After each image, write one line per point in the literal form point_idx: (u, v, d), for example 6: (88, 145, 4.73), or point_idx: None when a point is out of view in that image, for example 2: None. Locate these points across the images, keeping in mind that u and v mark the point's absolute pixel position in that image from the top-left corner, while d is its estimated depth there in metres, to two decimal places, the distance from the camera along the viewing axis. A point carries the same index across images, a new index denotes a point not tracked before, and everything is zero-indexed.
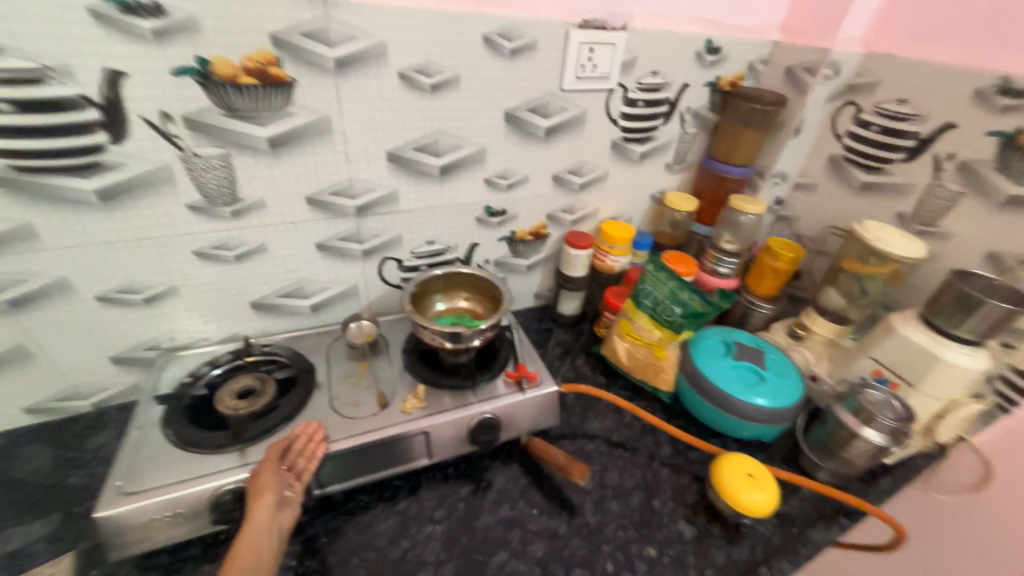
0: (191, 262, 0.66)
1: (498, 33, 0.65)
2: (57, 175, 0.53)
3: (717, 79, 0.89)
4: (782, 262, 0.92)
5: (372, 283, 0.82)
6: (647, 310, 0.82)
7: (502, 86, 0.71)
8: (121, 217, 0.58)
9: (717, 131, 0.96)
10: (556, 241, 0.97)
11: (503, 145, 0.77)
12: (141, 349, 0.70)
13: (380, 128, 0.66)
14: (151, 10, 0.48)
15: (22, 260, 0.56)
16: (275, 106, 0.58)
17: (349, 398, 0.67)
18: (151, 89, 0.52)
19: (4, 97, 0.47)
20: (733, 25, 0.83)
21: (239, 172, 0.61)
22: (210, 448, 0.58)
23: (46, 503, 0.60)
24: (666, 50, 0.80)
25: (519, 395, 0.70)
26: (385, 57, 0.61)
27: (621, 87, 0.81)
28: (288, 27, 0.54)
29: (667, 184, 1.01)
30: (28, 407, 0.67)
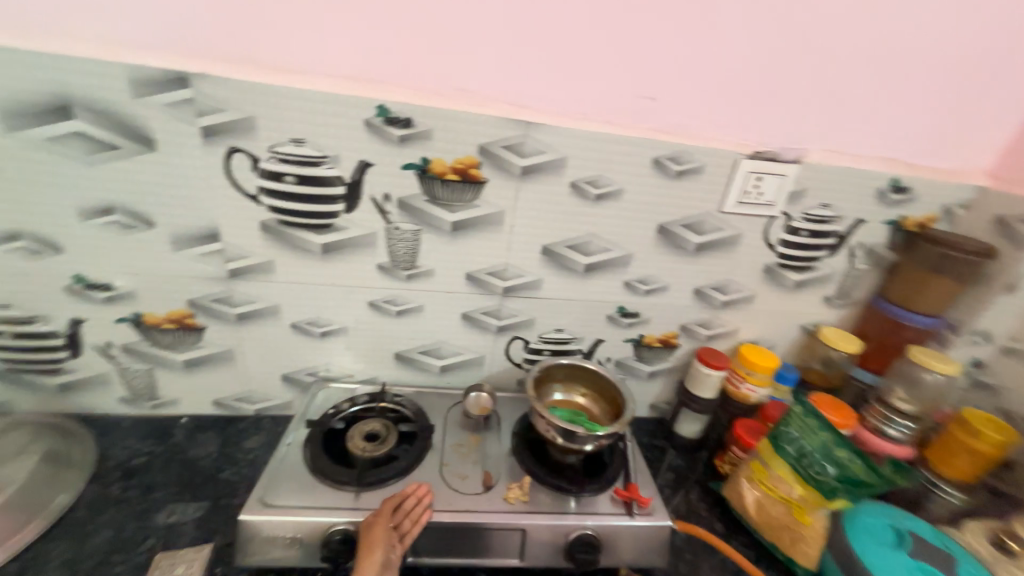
0: (364, 310, 0.77)
1: (668, 156, 0.70)
2: (302, 230, 0.68)
3: (902, 217, 0.81)
4: (981, 443, 0.73)
5: (498, 358, 0.86)
6: (789, 459, 0.70)
7: (661, 201, 0.74)
8: (330, 266, 0.72)
9: (895, 272, 0.86)
10: (686, 354, 0.92)
11: (651, 253, 0.79)
12: (304, 372, 0.82)
13: (542, 225, 0.73)
14: (404, 123, 0.63)
15: (257, 287, 0.72)
16: (465, 199, 0.69)
17: (457, 469, 0.69)
18: (383, 177, 0.66)
19: (293, 173, 0.64)
20: (929, 167, 0.77)
21: (422, 245, 0.72)
22: (335, 483, 0.63)
23: (203, 488, 0.71)
24: (843, 184, 0.76)
25: (626, 518, 0.64)
26: (562, 169, 0.69)
27: (785, 215, 0.79)
28: (494, 140, 0.65)
29: (824, 318, 0.91)
30: (215, 399, 0.82)
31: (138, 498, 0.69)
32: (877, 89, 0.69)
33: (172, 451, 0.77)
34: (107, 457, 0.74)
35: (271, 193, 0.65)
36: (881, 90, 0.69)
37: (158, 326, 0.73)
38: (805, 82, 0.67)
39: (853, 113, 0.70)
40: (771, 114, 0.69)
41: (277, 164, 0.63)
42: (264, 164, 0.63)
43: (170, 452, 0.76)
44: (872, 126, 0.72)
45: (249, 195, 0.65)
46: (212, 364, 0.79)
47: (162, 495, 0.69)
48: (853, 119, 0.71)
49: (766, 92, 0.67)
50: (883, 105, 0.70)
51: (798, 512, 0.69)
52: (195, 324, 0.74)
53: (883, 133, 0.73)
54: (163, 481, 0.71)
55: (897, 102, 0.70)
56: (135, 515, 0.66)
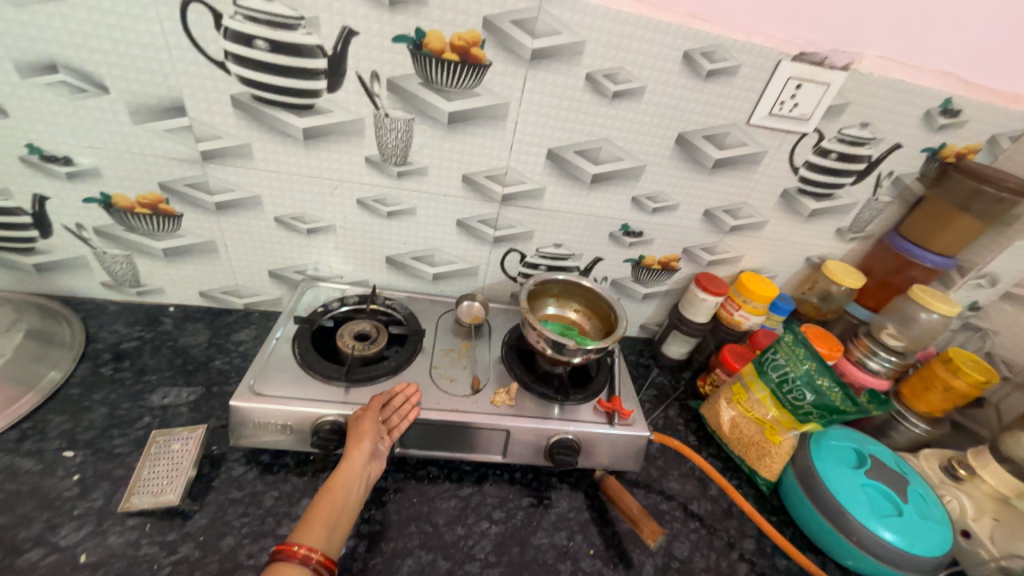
0: (352, 208, 0.72)
1: (702, 50, 0.60)
2: (279, 110, 0.61)
3: (942, 145, 0.73)
4: (960, 381, 0.74)
5: (492, 269, 0.83)
6: (770, 384, 0.72)
7: (685, 106, 0.66)
8: (313, 156, 0.66)
9: (918, 207, 0.81)
10: (684, 278, 0.90)
11: (665, 167, 0.73)
12: (292, 270, 0.80)
13: (550, 125, 0.66)
14: None
15: (234, 174, 0.66)
16: (464, 85, 0.61)
17: (446, 372, 0.70)
18: (371, 51, 0.57)
19: (264, 37, 0.55)
20: (992, 88, 0.67)
21: (415, 138, 0.65)
22: (325, 377, 0.64)
23: (195, 374, 0.72)
24: (891, 100, 0.68)
25: (606, 427, 0.66)
26: (579, 56, 0.60)
27: (818, 133, 0.71)
28: (501, 12, 0.55)
29: (832, 251, 0.88)
30: (202, 291, 0.81)
31: (131, 379, 0.70)
32: None
33: (161, 338, 0.77)
34: (97, 340, 0.74)
35: (240, 61, 0.56)
36: None
37: (130, 211, 0.69)
38: None
39: (923, 11, 0.60)
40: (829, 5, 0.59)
41: (244, 24, 0.54)
42: (229, 22, 0.53)
43: (160, 339, 0.76)
44: (941, 30, 0.62)
45: (215, 62, 0.56)
46: (194, 255, 0.75)
47: (155, 378, 0.70)
48: (922, 19, 0.61)
49: None
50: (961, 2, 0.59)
51: (770, 431, 0.72)
52: (171, 210, 0.69)
53: (953, 39, 0.62)
54: (154, 366, 0.72)
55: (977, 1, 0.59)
56: (129, 395, 0.68)
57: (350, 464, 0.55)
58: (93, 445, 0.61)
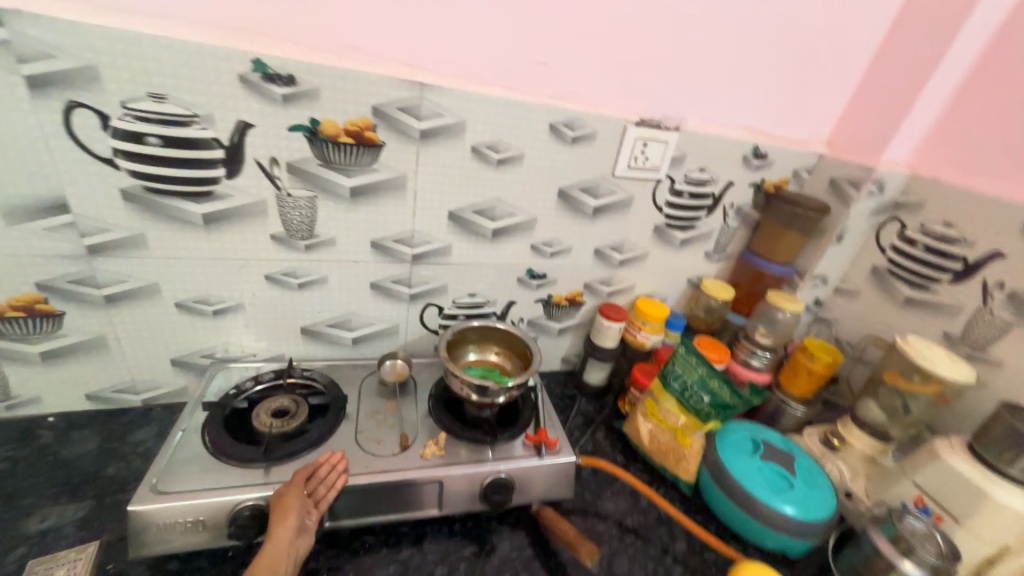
0: (262, 284, 0.73)
1: (563, 122, 0.73)
2: (175, 199, 0.62)
3: (762, 179, 0.93)
4: (817, 364, 0.90)
5: (413, 326, 0.87)
6: (675, 394, 0.82)
7: (559, 166, 0.78)
8: (215, 238, 0.67)
9: (758, 228, 1.00)
10: (590, 310, 1.00)
11: (554, 216, 0.83)
12: (198, 355, 0.76)
13: (447, 191, 0.74)
14: (286, 80, 0.58)
15: (126, 264, 0.65)
16: (362, 162, 0.67)
17: (373, 434, 0.70)
18: (268, 140, 0.62)
19: (156, 133, 0.57)
20: (782, 135, 0.89)
21: (320, 212, 0.69)
22: (240, 461, 0.61)
23: (83, 488, 0.64)
24: (716, 149, 0.86)
25: (536, 459, 0.70)
26: (463, 133, 0.69)
27: (669, 179, 0.87)
28: (388, 101, 0.63)
29: (705, 271, 1.04)
30: (90, 392, 0.74)
31: None
32: (739, 65, 0.78)
33: (39, 454, 0.68)
34: None
35: (131, 157, 0.58)
36: (742, 66, 0.79)
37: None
38: (679, 55, 0.74)
39: (721, 86, 0.79)
40: (653, 84, 0.76)
41: (134, 123, 0.56)
42: (118, 122, 0.55)
43: (36, 455, 0.68)
44: (736, 98, 0.82)
45: (103, 158, 0.57)
46: (79, 354, 0.70)
47: (31, 501, 0.62)
48: (722, 91, 0.80)
49: (648, 63, 0.73)
50: (744, 80, 0.80)
51: (681, 437, 0.80)
52: (51, 310, 0.65)
53: (746, 105, 0.83)
54: (30, 487, 0.64)
55: (754, 78, 0.81)
56: None
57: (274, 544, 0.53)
58: None
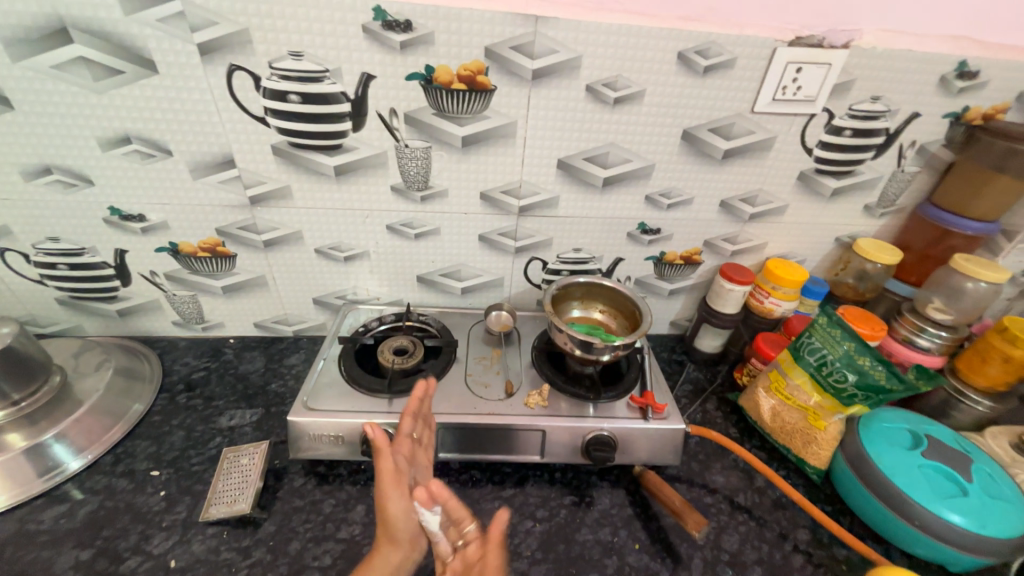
0: (383, 233, 0.79)
1: (695, 48, 0.63)
2: (313, 153, 0.68)
3: (966, 108, 0.71)
4: (1021, 351, 0.70)
5: (517, 278, 0.87)
6: (809, 369, 0.71)
7: (686, 103, 0.68)
8: (345, 190, 0.73)
9: (949, 174, 0.78)
10: (708, 270, 0.90)
11: (675, 162, 0.74)
12: (333, 296, 0.87)
13: (558, 138, 0.70)
14: (403, 26, 0.58)
15: (277, 213, 0.74)
16: (474, 110, 0.66)
17: (480, 378, 0.74)
18: (387, 92, 0.63)
19: (296, 91, 0.62)
20: (1010, 43, 0.66)
21: (434, 163, 0.71)
22: (369, 391, 0.69)
23: (256, 397, 0.79)
24: (901, 70, 0.67)
25: (641, 422, 0.67)
26: (577, 70, 0.64)
27: (828, 113, 0.71)
28: (501, 40, 0.60)
29: (862, 228, 0.86)
30: (256, 321, 0.89)
31: (201, 406, 0.78)
32: None
33: (225, 367, 0.85)
34: (171, 373, 0.83)
35: (278, 115, 0.64)
36: None
37: (193, 255, 0.78)
38: None
39: None
40: None
41: (278, 82, 0.61)
42: (266, 82, 0.61)
43: (223, 368, 0.84)
44: None
45: (258, 118, 0.64)
46: (247, 290, 0.84)
47: (222, 403, 0.78)
48: None
49: None
50: None
51: (813, 417, 0.70)
52: (227, 252, 0.78)
53: (958, 4, 0.62)
54: (220, 393, 0.80)
55: None
56: (201, 419, 0.75)
57: (405, 493, 0.49)
58: (174, 464, 0.68)
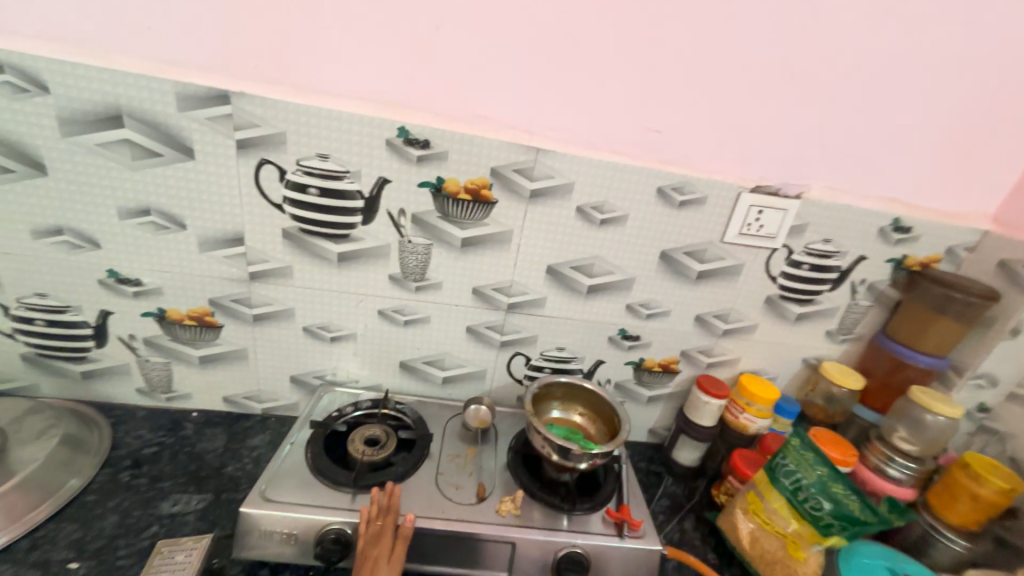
0: (374, 318, 0.80)
1: (672, 186, 0.73)
2: (320, 239, 0.73)
3: (904, 256, 0.82)
4: (986, 490, 0.71)
5: (500, 372, 0.88)
6: (785, 492, 0.70)
7: (664, 229, 0.77)
8: (344, 275, 0.76)
9: (897, 310, 0.86)
10: (685, 379, 0.93)
11: (654, 278, 0.81)
12: (312, 375, 0.85)
13: (549, 247, 0.77)
14: (422, 145, 0.67)
15: (274, 290, 0.76)
16: (475, 217, 0.73)
17: (452, 478, 0.71)
18: (399, 194, 0.70)
19: (316, 185, 0.68)
20: (931, 208, 0.78)
21: (433, 259, 0.76)
22: (334, 483, 0.65)
23: (207, 481, 0.73)
24: (846, 220, 0.78)
25: (616, 539, 0.64)
26: (570, 194, 0.72)
27: (787, 249, 0.80)
28: (506, 163, 0.69)
29: (826, 352, 0.92)
30: (226, 395, 0.86)
31: (145, 486, 0.71)
32: (877, 134, 0.72)
33: (181, 444, 0.80)
34: (120, 446, 0.77)
35: (295, 203, 0.70)
36: (882, 134, 0.72)
37: (179, 322, 0.78)
38: (804, 124, 0.70)
39: (855, 154, 0.73)
40: (773, 152, 0.72)
41: (302, 177, 0.68)
42: (291, 176, 0.68)
43: (179, 444, 0.79)
44: (873, 166, 0.74)
45: (275, 204, 0.69)
46: (225, 361, 0.82)
47: (169, 485, 0.72)
48: (855, 160, 0.73)
49: (769, 131, 0.71)
50: (884, 148, 0.73)
51: (792, 548, 0.68)
52: (214, 322, 0.78)
53: (885, 175, 0.75)
54: (169, 472, 0.74)
55: (893, 148, 0.73)
56: (141, 502, 0.69)
57: None
58: (98, 557, 0.61)
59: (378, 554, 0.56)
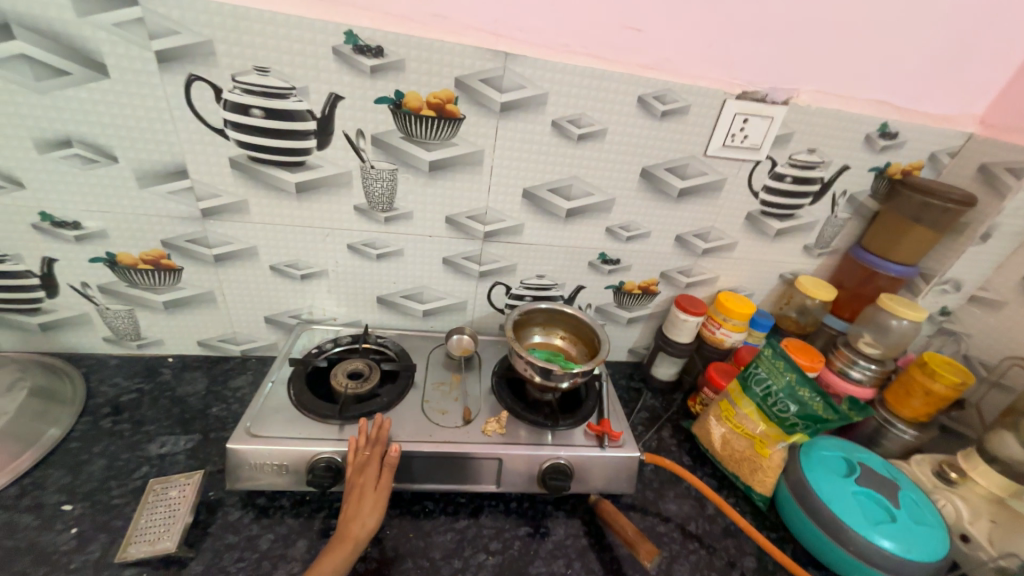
0: (344, 252, 0.77)
1: (654, 94, 0.67)
2: (273, 168, 0.66)
3: (887, 164, 0.80)
4: (939, 385, 0.77)
5: (480, 303, 0.87)
6: (756, 398, 0.74)
7: (645, 144, 0.72)
8: (306, 207, 0.71)
9: (875, 221, 0.86)
10: (665, 300, 0.93)
11: (635, 198, 0.78)
12: (287, 315, 0.83)
13: (524, 169, 0.72)
14: (375, 52, 0.59)
15: (232, 228, 0.71)
16: (441, 136, 0.67)
17: (438, 404, 0.72)
18: (354, 112, 0.63)
19: (259, 105, 0.61)
20: (920, 110, 0.75)
21: (400, 186, 0.71)
22: (319, 417, 0.66)
23: (192, 422, 0.74)
24: (833, 127, 0.74)
25: (597, 449, 0.68)
26: (544, 106, 0.66)
27: (771, 160, 0.77)
28: (471, 72, 0.62)
29: (802, 267, 0.93)
30: (200, 340, 0.84)
31: (129, 431, 0.71)
32: (873, 25, 0.66)
33: (161, 389, 0.79)
34: (96, 395, 0.76)
35: (239, 128, 0.63)
36: (878, 25, 0.66)
37: (134, 267, 0.73)
38: (798, 18, 0.64)
39: (847, 51, 0.67)
40: (762, 50, 0.66)
41: (241, 95, 0.60)
42: (228, 95, 0.60)
43: (158, 390, 0.78)
44: (868, 64, 0.69)
45: (216, 129, 0.62)
46: (193, 306, 0.79)
47: (153, 429, 0.72)
48: (849, 59, 0.68)
49: (758, 25, 0.64)
50: (879, 42, 0.67)
51: (759, 445, 0.73)
52: (172, 265, 0.74)
53: (877, 74, 0.70)
54: (152, 417, 0.74)
55: (889, 40, 0.67)
56: (127, 447, 0.69)
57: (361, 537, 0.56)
58: (92, 498, 0.62)
59: (363, 482, 0.59)
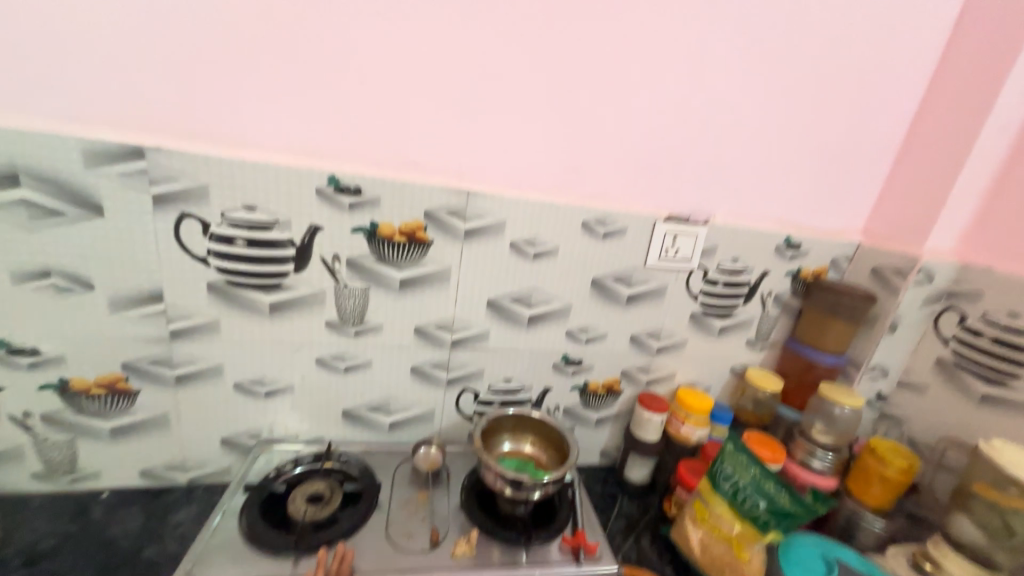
0: (312, 367, 0.78)
1: (595, 220, 0.79)
2: (249, 290, 0.70)
3: (799, 268, 0.93)
4: (890, 470, 0.81)
5: (448, 411, 0.87)
6: (726, 496, 0.74)
7: (593, 259, 0.82)
8: (277, 325, 0.73)
9: (801, 317, 0.97)
10: (629, 398, 0.97)
11: (589, 305, 0.86)
12: (245, 435, 0.80)
13: (488, 283, 0.79)
14: (354, 191, 0.68)
15: (199, 347, 0.72)
16: (412, 258, 0.74)
17: (403, 527, 0.68)
18: (331, 239, 0.70)
19: (243, 237, 0.67)
20: (813, 226, 0.91)
21: (371, 301, 0.76)
22: (273, 552, 0.61)
23: (120, 570, 0.65)
24: (747, 241, 0.88)
25: (574, 566, 0.65)
26: (502, 231, 0.76)
27: (702, 269, 0.89)
28: (438, 206, 0.72)
29: (749, 360, 1.00)
30: (144, 468, 0.78)
31: None
32: (760, 165, 0.83)
33: (88, 531, 0.70)
34: (8, 543, 0.67)
35: (221, 256, 0.68)
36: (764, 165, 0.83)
37: (85, 392, 0.70)
38: (702, 161, 0.80)
39: (744, 184, 0.84)
40: (679, 185, 0.81)
41: (227, 229, 0.66)
42: (215, 228, 0.66)
43: (85, 532, 0.70)
44: (764, 193, 0.86)
45: (198, 258, 0.67)
46: (143, 430, 0.75)
47: None
48: (748, 189, 0.84)
49: (672, 166, 0.80)
50: (768, 176, 0.84)
51: (737, 548, 0.72)
52: (128, 388, 0.72)
53: (772, 200, 0.86)
54: (72, 566, 0.65)
55: (775, 176, 0.84)
56: None
57: None
58: None
59: None
